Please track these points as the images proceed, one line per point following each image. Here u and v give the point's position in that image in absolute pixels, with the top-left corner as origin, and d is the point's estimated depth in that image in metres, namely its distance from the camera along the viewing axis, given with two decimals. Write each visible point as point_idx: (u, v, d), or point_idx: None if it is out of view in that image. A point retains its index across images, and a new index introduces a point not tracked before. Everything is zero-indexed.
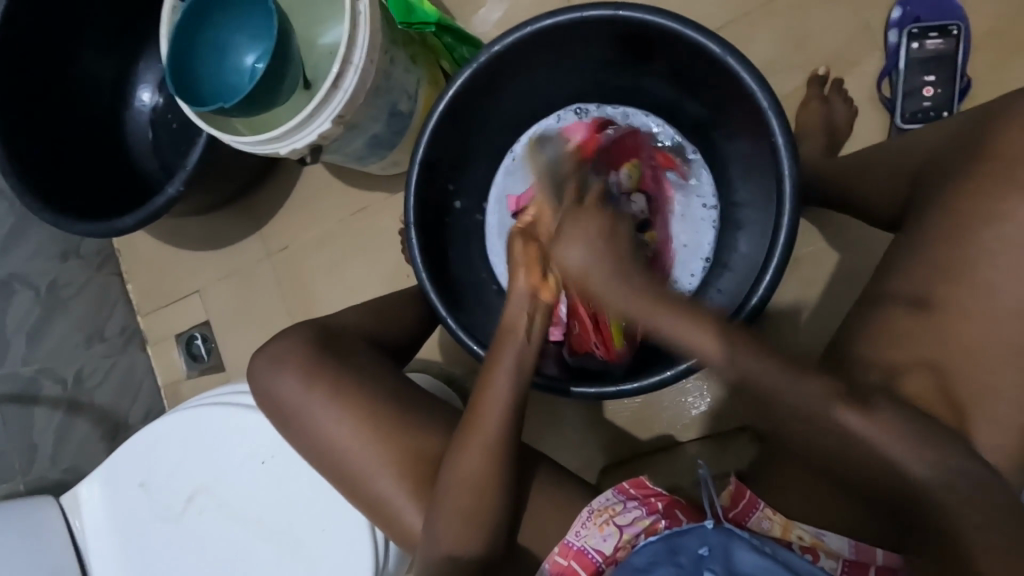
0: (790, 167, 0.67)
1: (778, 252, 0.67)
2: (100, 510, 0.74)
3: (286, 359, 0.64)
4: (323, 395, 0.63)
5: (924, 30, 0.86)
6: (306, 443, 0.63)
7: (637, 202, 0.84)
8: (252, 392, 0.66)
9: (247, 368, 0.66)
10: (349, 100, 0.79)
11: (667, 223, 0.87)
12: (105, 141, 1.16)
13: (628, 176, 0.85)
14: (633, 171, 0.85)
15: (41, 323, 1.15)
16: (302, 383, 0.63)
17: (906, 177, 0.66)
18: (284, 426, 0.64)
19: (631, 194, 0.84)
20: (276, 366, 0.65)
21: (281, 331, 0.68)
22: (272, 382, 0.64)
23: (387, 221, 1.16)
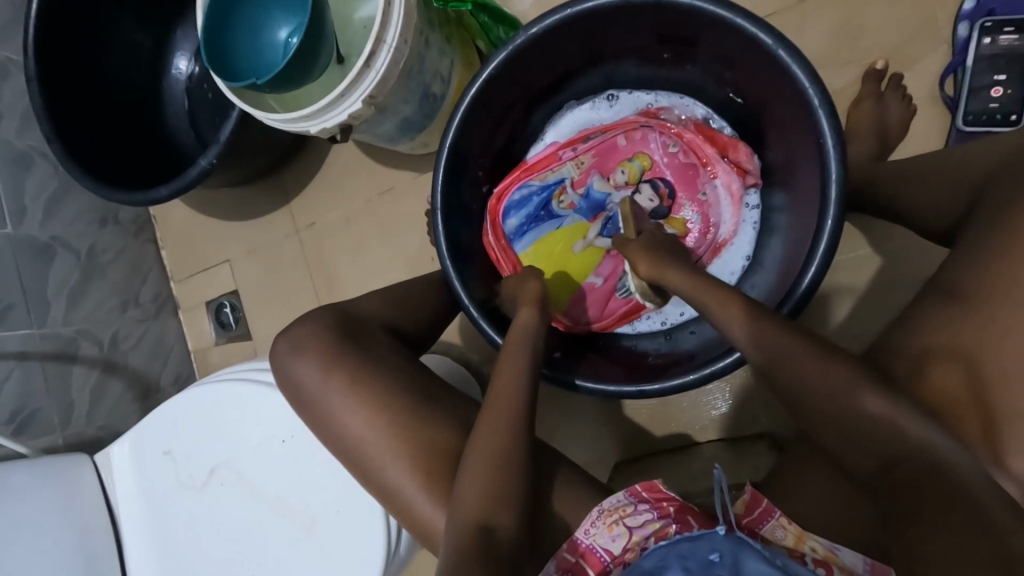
0: (838, 170, 0.64)
1: (817, 262, 0.64)
2: (128, 473, 0.77)
3: (307, 346, 0.65)
4: (342, 383, 0.63)
5: (998, 24, 0.79)
6: (320, 426, 0.64)
7: (643, 193, 0.86)
8: (274, 377, 0.67)
9: (269, 352, 0.67)
10: (379, 82, 0.77)
11: (704, 204, 0.85)
12: (142, 110, 1.18)
13: (624, 172, 0.87)
14: (630, 167, 0.87)
15: (81, 286, 1.20)
16: (322, 371, 0.64)
17: (962, 185, 0.62)
18: (303, 410, 0.65)
19: (636, 186, 0.87)
20: (296, 351, 0.65)
21: (301, 317, 0.69)
22: (292, 366, 0.65)
23: (413, 202, 1.16)
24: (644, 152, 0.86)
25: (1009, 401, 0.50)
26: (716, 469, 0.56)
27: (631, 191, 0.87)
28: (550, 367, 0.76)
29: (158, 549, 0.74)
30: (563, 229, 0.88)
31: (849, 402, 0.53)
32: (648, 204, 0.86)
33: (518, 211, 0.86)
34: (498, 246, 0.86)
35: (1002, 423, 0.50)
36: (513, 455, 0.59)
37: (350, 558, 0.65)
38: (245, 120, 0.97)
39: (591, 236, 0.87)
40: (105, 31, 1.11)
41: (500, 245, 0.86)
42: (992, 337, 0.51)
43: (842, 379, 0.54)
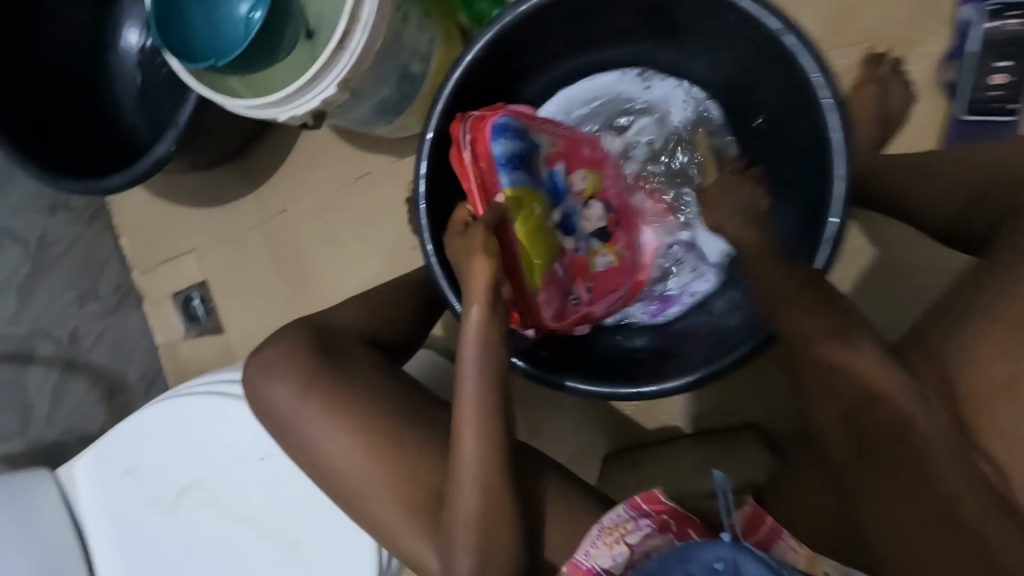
0: (844, 164, 0.61)
1: (819, 257, 0.62)
2: (94, 489, 0.72)
3: (280, 366, 0.60)
4: (320, 404, 0.58)
5: (1002, 8, 0.77)
6: (299, 452, 0.60)
7: (593, 209, 0.78)
8: (248, 398, 0.62)
9: (239, 375, 0.62)
10: (355, 64, 0.70)
11: (636, 243, 0.81)
12: (88, 87, 1.08)
13: (585, 179, 0.78)
14: (590, 178, 0.79)
15: (32, 281, 1.11)
16: (297, 394, 0.59)
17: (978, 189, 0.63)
18: (278, 434, 0.60)
19: (586, 200, 0.78)
20: (268, 373, 0.60)
21: (270, 335, 0.64)
22: (266, 388, 0.60)
23: (392, 188, 1.10)
24: (601, 171, 0.80)
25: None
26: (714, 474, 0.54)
27: (582, 203, 0.78)
28: (534, 367, 0.72)
29: (131, 568, 0.70)
30: (536, 193, 0.71)
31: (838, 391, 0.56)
32: (595, 222, 0.78)
33: (517, 148, 0.70)
34: (476, 172, 0.69)
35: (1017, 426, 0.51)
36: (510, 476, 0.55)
37: None
38: (205, 102, 0.89)
39: (551, 219, 0.73)
40: None
41: (478, 172, 0.69)
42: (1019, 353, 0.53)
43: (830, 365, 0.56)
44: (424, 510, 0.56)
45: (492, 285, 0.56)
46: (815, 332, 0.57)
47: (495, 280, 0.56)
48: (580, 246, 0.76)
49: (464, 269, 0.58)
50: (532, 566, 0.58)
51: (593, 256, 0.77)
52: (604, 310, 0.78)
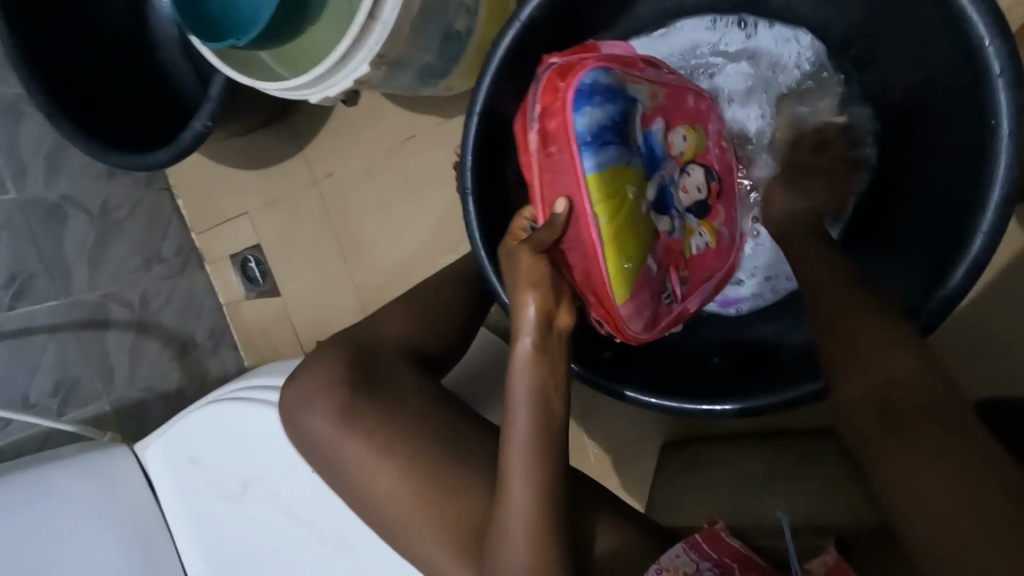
0: (1010, 156, 0.48)
1: (960, 275, 0.50)
2: (163, 473, 0.75)
3: (315, 393, 0.57)
4: (361, 434, 0.56)
5: None
6: (339, 482, 0.57)
7: (692, 174, 0.63)
8: (284, 426, 0.60)
9: (278, 399, 0.60)
10: (390, 36, 0.60)
11: (734, 218, 0.67)
12: (130, 49, 1.04)
13: (687, 137, 0.62)
14: (692, 135, 0.62)
15: (99, 248, 1.15)
16: (335, 424, 0.56)
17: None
18: (318, 463, 0.59)
19: (685, 165, 0.62)
20: (306, 402, 0.58)
21: (311, 351, 0.62)
22: (304, 418, 0.58)
23: (439, 152, 1.01)
24: (704, 124, 0.64)
25: None
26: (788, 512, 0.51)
27: (681, 168, 0.62)
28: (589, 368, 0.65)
29: (197, 551, 0.73)
30: (630, 169, 0.56)
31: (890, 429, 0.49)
32: (693, 192, 0.63)
33: (601, 118, 0.54)
34: (544, 157, 0.56)
35: None
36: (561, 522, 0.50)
37: None
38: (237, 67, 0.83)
39: (646, 199, 0.58)
40: None
41: (545, 156, 0.56)
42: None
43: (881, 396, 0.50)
44: (471, 550, 0.52)
45: (545, 315, 0.50)
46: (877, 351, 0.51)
47: (550, 310, 0.51)
48: (676, 227, 0.61)
49: (511, 301, 0.52)
50: None
51: (689, 236, 0.63)
52: (699, 302, 0.66)
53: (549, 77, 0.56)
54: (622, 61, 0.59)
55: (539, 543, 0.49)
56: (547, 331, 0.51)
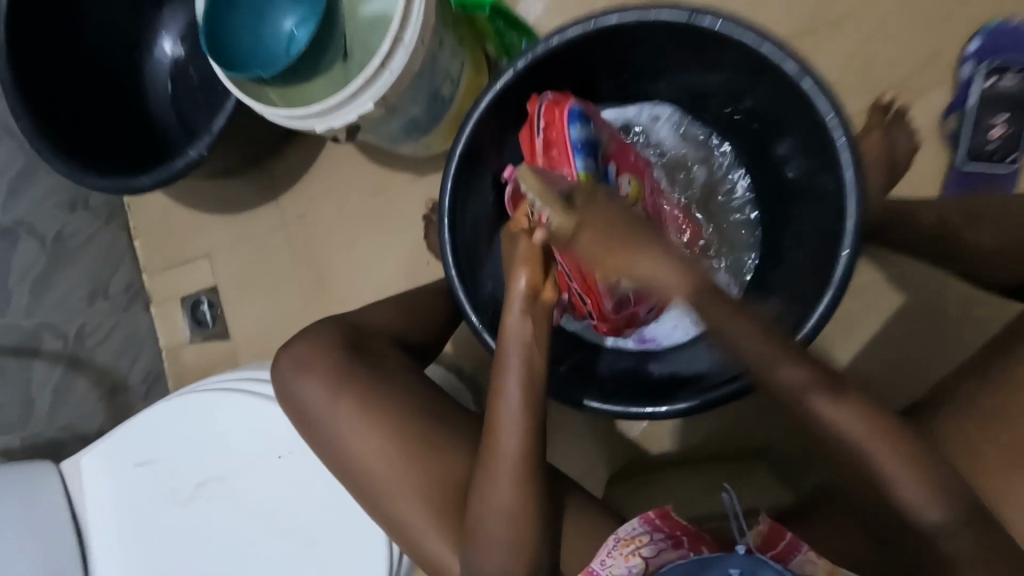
0: (856, 203, 0.64)
1: (832, 290, 0.64)
2: (104, 479, 0.74)
3: (310, 361, 0.62)
4: (350, 400, 0.60)
5: (1001, 66, 0.83)
6: (323, 450, 0.61)
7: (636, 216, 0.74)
8: (277, 390, 0.63)
9: (273, 365, 0.64)
10: (393, 83, 0.73)
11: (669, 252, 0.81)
12: (120, 92, 1.11)
13: (631, 183, 0.74)
14: (635, 184, 0.74)
15: (44, 276, 1.12)
16: (327, 389, 0.60)
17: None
18: (306, 432, 0.62)
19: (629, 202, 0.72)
20: (301, 370, 0.62)
21: (305, 326, 0.65)
22: (297, 385, 0.62)
23: (410, 204, 1.12)
24: (643, 177, 0.78)
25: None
26: (726, 495, 0.61)
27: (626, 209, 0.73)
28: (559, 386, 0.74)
29: (136, 558, 0.72)
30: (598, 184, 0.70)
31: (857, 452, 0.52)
32: None
33: (587, 135, 0.71)
34: (545, 157, 0.72)
35: None
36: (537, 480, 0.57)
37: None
38: (240, 110, 0.93)
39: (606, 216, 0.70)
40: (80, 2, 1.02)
41: (548, 158, 0.72)
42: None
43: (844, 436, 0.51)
44: (452, 507, 0.57)
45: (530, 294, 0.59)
46: (822, 398, 0.50)
47: (535, 287, 0.59)
48: None
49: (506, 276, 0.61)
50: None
51: None
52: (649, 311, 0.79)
53: (547, 96, 0.72)
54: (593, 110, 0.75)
55: (520, 495, 0.56)
56: (532, 303, 0.59)
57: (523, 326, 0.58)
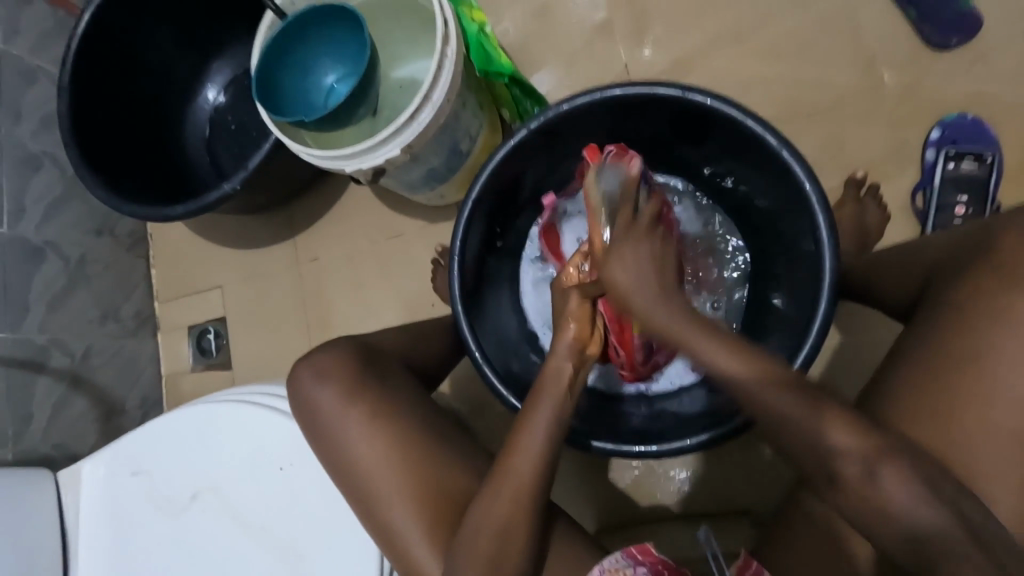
0: (832, 261, 0.69)
1: (811, 340, 0.69)
2: (100, 489, 0.80)
3: (327, 371, 0.69)
4: (360, 410, 0.67)
5: (959, 154, 0.93)
6: (330, 454, 0.67)
7: None
8: (292, 400, 0.70)
9: (289, 375, 0.71)
10: (419, 133, 0.82)
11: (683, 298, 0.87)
12: (162, 130, 1.20)
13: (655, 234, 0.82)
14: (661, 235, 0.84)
15: (63, 295, 1.15)
16: (341, 400, 0.67)
17: (915, 272, 0.70)
18: (315, 438, 0.68)
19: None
20: (319, 378, 0.69)
21: (323, 343, 0.73)
22: (313, 393, 0.69)
23: (420, 249, 1.19)
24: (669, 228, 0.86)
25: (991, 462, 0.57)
26: (703, 530, 0.63)
27: None
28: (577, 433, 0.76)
29: (123, 561, 0.77)
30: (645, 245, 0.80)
31: (878, 474, 0.54)
32: None
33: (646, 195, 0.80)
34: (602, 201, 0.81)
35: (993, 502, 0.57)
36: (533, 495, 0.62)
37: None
38: (275, 152, 1.01)
39: None
40: (141, 51, 1.13)
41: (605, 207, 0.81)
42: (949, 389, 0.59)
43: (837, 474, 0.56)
44: (447, 518, 0.63)
45: (578, 345, 0.67)
46: (837, 429, 0.55)
47: (580, 343, 0.67)
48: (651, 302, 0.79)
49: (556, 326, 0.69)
50: None
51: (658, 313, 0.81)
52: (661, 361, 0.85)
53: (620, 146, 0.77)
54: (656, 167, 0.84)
55: (516, 506, 0.61)
56: (578, 356, 0.67)
57: (564, 366, 0.66)
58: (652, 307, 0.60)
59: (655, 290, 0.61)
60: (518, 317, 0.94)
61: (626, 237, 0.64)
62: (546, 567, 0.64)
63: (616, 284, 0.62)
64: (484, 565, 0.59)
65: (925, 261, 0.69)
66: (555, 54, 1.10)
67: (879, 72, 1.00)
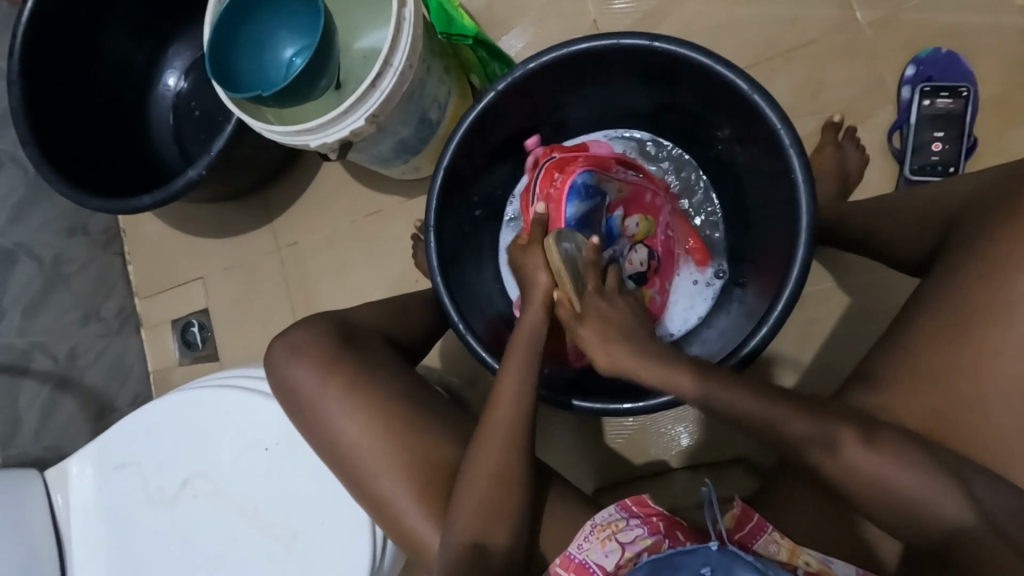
0: (808, 204, 0.69)
1: (791, 285, 0.68)
2: (90, 487, 0.80)
3: (301, 350, 0.68)
4: (337, 383, 0.66)
5: (936, 89, 0.92)
6: (315, 430, 0.67)
7: (638, 252, 0.86)
8: (270, 382, 0.70)
9: (264, 357, 0.70)
10: (383, 102, 0.80)
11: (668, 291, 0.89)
12: (123, 122, 1.16)
13: (638, 223, 0.87)
14: (643, 223, 0.87)
15: (40, 297, 1.13)
16: (319, 376, 0.67)
17: (935, 223, 0.68)
18: (297, 416, 0.68)
19: (635, 244, 0.86)
20: (294, 356, 0.68)
21: (297, 322, 0.72)
22: (289, 371, 0.68)
23: (400, 225, 1.18)
24: (654, 216, 0.88)
25: (987, 395, 0.56)
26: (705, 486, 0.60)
27: (630, 246, 0.86)
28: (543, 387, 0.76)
29: (119, 555, 0.78)
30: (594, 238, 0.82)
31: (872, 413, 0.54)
32: (636, 265, 0.86)
33: (583, 207, 0.82)
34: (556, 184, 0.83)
35: (983, 432, 0.57)
36: (528, 458, 0.62)
37: (339, 560, 0.69)
38: (241, 134, 0.98)
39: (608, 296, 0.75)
40: (92, 38, 1.09)
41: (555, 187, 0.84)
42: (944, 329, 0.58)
43: (835, 432, 0.56)
44: (435, 486, 0.64)
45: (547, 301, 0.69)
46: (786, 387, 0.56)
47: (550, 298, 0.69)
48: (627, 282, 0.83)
49: (528, 279, 0.71)
50: (525, 559, 0.63)
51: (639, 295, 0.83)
52: None
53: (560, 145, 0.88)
54: (602, 163, 0.85)
55: (510, 468, 0.61)
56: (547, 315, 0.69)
57: (537, 321, 0.68)
58: (634, 360, 0.61)
59: (633, 346, 0.62)
60: (501, 286, 0.93)
61: (597, 298, 0.66)
62: (540, 525, 0.64)
63: (589, 343, 0.64)
64: (478, 527, 0.60)
65: (944, 207, 0.67)
66: (522, 13, 1.06)
67: (853, 9, 0.97)
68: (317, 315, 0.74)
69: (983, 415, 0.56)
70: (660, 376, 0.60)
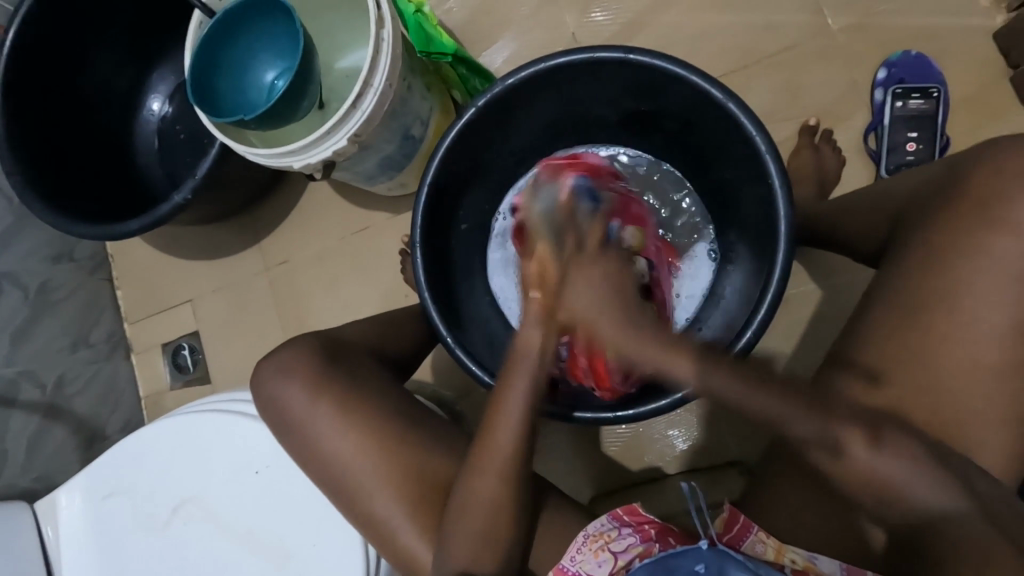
0: (786, 207, 0.70)
1: (773, 288, 0.69)
2: (80, 516, 0.79)
3: (289, 370, 0.68)
4: (326, 403, 0.67)
5: (907, 90, 0.94)
6: (305, 451, 0.67)
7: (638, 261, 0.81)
8: (258, 404, 0.70)
9: (252, 379, 0.70)
10: (365, 121, 0.80)
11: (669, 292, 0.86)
12: (107, 148, 1.17)
13: (632, 233, 0.82)
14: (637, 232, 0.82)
15: (26, 326, 1.12)
16: (308, 396, 0.67)
17: (889, 216, 0.69)
18: (286, 437, 0.68)
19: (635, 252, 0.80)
20: (283, 377, 0.68)
21: (285, 343, 0.72)
22: (278, 392, 0.68)
23: (388, 241, 1.18)
24: (641, 226, 0.86)
25: (966, 390, 0.57)
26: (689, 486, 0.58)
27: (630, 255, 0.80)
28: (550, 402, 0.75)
29: None
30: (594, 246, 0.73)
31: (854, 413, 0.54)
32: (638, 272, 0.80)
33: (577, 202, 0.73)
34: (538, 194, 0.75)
35: (966, 427, 0.57)
36: (519, 472, 0.63)
37: None
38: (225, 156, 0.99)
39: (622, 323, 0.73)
40: (74, 66, 1.09)
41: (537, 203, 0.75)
42: (921, 328, 0.59)
43: None
44: (427, 503, 0.64)
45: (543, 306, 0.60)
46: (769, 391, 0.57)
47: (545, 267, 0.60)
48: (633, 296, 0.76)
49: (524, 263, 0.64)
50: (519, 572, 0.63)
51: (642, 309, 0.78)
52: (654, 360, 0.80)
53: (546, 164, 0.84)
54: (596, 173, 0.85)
55: (500, 482, 0.61)
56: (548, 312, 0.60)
57: (530, 338, 0.60)
58: (625, 337, 0.51)
59: (622, 314, 0.52)
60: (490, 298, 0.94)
61: (579, 265, 0.55)
62: (534, 537, 0.64)
63: (582, 314, 0.54)
64: (470, 542, 0.60)
65: (898, 201, 0.68)
66: (501, 29, 1.08)
67: (823, 16, 0.99)
68: (305, 334, 0.74)
69: (963, 410, 0.57)
70: (654, 362, 0.51)
